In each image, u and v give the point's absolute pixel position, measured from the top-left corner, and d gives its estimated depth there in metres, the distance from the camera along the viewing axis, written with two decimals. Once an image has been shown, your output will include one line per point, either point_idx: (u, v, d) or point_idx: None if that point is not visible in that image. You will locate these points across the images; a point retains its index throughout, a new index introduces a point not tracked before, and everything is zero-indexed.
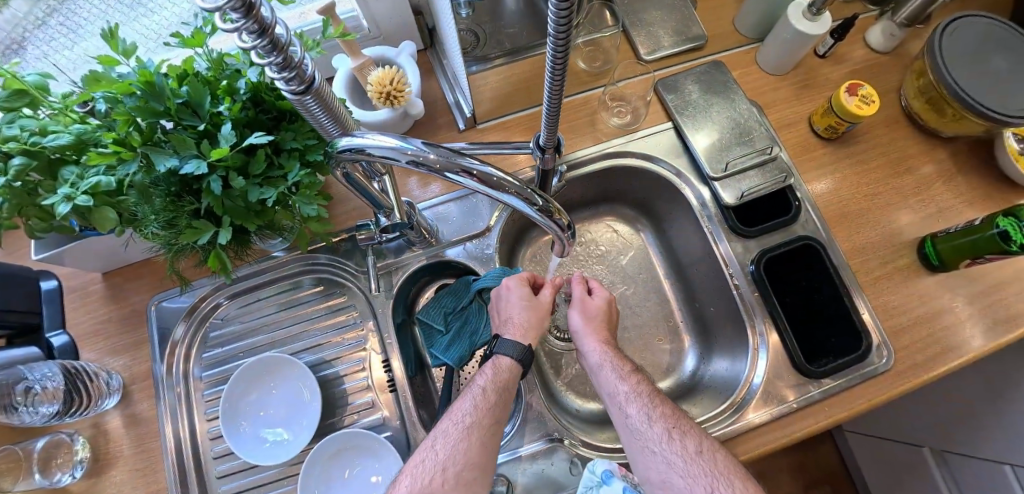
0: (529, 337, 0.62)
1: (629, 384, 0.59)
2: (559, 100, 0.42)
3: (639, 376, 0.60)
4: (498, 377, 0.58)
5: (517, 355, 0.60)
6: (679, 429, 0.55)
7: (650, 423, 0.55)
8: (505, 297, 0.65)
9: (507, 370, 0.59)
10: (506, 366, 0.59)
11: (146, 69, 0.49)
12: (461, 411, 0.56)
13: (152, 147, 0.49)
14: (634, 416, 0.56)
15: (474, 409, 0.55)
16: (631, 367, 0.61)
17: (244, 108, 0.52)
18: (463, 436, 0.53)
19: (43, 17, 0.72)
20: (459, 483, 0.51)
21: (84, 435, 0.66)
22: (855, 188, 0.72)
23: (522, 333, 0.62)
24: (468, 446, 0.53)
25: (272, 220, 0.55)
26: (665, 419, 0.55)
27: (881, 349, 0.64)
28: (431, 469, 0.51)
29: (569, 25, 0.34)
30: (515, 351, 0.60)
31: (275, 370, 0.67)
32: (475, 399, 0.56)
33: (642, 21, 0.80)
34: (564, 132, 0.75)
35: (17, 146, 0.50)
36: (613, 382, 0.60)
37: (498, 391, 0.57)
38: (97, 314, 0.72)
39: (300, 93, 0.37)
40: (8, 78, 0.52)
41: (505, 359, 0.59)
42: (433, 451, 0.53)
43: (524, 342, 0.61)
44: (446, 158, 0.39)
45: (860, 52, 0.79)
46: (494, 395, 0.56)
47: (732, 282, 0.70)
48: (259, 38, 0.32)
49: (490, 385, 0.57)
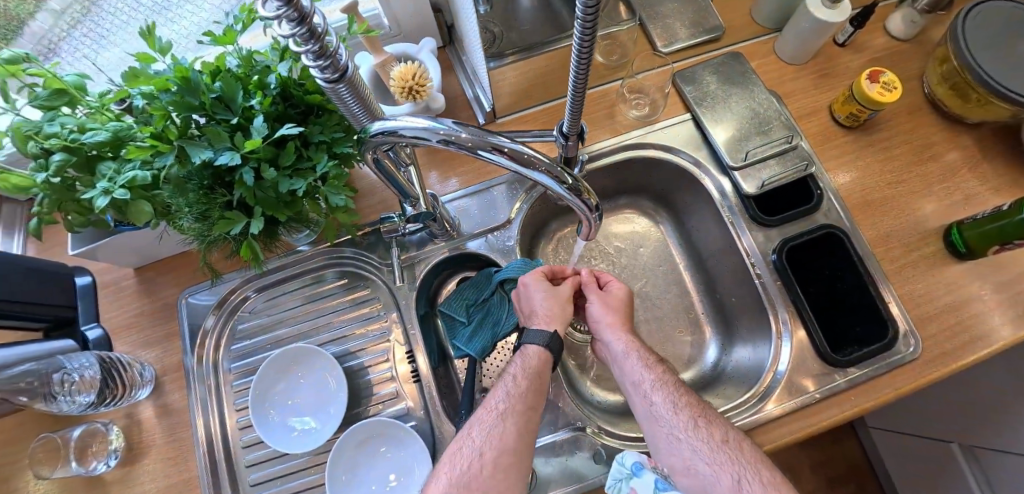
0: (555, 325, 0.63)
1: (655, 373, 0.59)
2: (583, 90, 0.43)
3: (663, 366, 0.61)
4: (528, 363, 0.59)
5: (544, 342, 0.61)
6: (704, 418, 0.55)
7: (676, 411, 0.56)
8: (524, 291, 0.65)
9: (536, 357, 0.60)
10: (534, 353, 0.60)
11: (182, 66, 0.51)
12: (496, 399, 0.56)
13: (187, 140, 0.51)
14: (659, 405, 0.57)
15: (507, 395, 0.56)
16: (657, 358, 0.61)
17: (273, 102, 0.53)
18: (499, 422, 0.54)
19: (70, 28, 0.74)
20: (498, 469, 0.51)
21: (118, 425, 0.68)
22: (878, 177, 0.72)
23: (547, 321, 0.63)
24: (504, 431, 0.53)
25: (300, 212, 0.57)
26: (691, 408, 0.56)
27: (907, 337, 0.63)
28: (469, 455, 0.51)
29: (596, 14, 0.35)
30: (542, 339, 0.61)
31: (302, 360, 0.69)
32: (508, 385, 0.57)
33: (659, 14, 0.81)
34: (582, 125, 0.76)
35: (57, 143, 0.53)
36: (637, 371, 0.60)
37: (530, 377, 0.58)
38: (130, 308, 0.74)
39: (335, 81, 0.39)
40: (48, 77, 0.55)
41: (533, 347, 0.61)
42: (470, 438, 0.53)
43: (550, 329, 0.62)
44: (477, 137, 0.39)
45: (880, 40, 0.79)
46: (525, 380, 0.57)
47: (754, 272, 0.70)
48: (298, 26, 0.33)
49: (521, 372, 0.58)
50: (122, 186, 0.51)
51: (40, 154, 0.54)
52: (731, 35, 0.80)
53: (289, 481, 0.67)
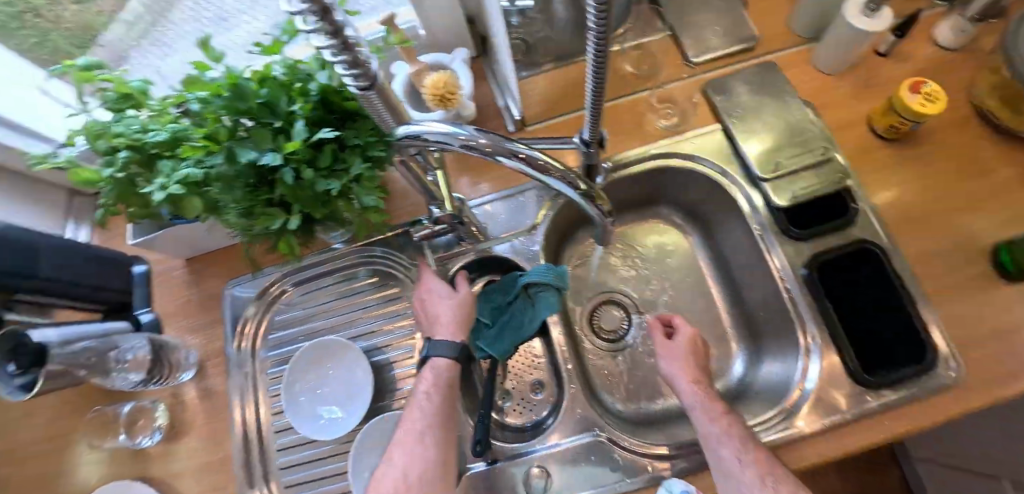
0: (459, 332, 0.64)
1: (721, 425, 0.55)
2: (601, 102, 0.45)
3: (732, 417, 0.56)
4: (438, 378, 0.61)
5: (453, 354, 0.62)
6: (772, 476, 0.50)
7: (743, 467, 0.51)
8: (430, 298, 0.67)
9: (445, 369, 0.62)
10: (444, 366, 0.62)
11: (233, 73, 0.55)
12: (412, 419, 0.58)
13: (235, 142, 0.55)
14: (727, 457, 0.52)
15: (422, 416, 0.58)
16: (723, 408, 0.56)
17: (314, 108, 0.57)
18: (419, 441, 0.56)
19: (151, 36, 0.82)
20: (425, 484, 0.54)
21: (165, 404, 0.74)
22: (920, 191, 0.69)
23: (452, 330, 0.64)
24: (425, 449, 0.55)
25: (335, 212, 0.60)
26: (759, 465, 0.51)
27: (948, 360, 0.60)
28: (394, 477, 0.53)
29: (607, 37, 0.37)
30: (449, 351, 0.62)
31: (333, 352, 0.72)
32: (422, 405, 0.58)
33: (690, 23, 0.80)
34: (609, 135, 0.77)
35: (123, 141, 0.59)
36: (703, 424, 0.56)
37: (441, 391, 0.60)
38: (179, 296, 0.80)
39: (365, 88, 0.41)
40: (117, 83, 0.61)
41: (442, 359, 0.62)
42: (392, 463, 0.55)
43: (456, 338, 0.63)
44: (497, 143, 0.40)
45: (927, 50, 0.75)
46: (439, 395, 0.59)
47: (783, 287, 0.68)
48: (332, 38, 0.36)
49: (433, 388, 0.60)
50: (176, 182, 0.56)
51: (108, 152, 0.60)
52: (765, 45, 0.79)
53: (316, 467, 0.70)
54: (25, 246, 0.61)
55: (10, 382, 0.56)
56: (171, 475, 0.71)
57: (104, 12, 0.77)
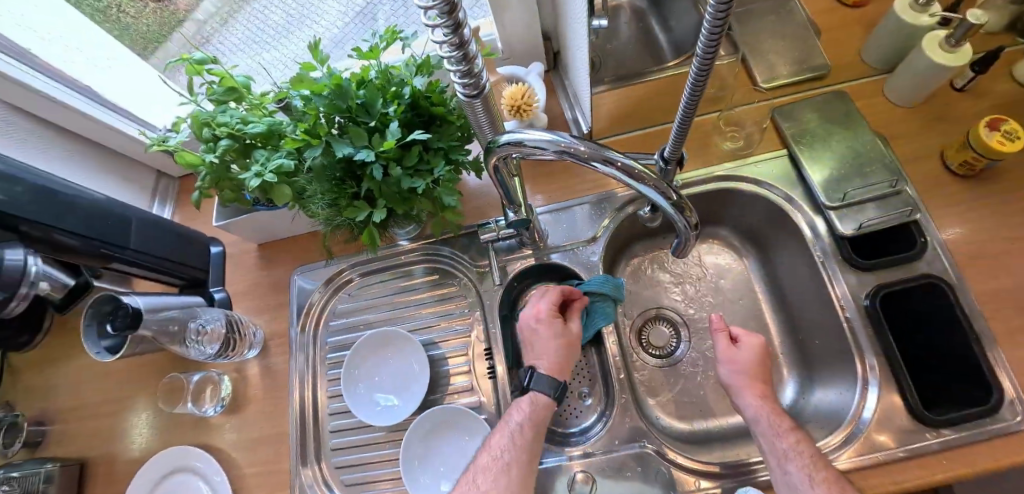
0: (560, 373, 0.65)
1: (788, 441, 0.56)
2: (691, 116, 0.48)
3: (800, 435, 0.56)
4: (534, 413, 0.61)
5: (553, 393, 0.63)
6: None
7: (812, 484, 0.51)
8: (537, 329, 0.68)
9: (544, 407, 0.62)
10: (542, 403, 0.62)
11: (336, 75, 0.60)
12: (499, 447, 0.58)
13: (332, 137, 0.59)
14: (794, 474, 0.53)
15: (511, 445, 0.58)
16: (790, 424, 0.58)
17: (405, 111, 0.61)
18: (503, 471, 0.56)
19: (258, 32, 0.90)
20: None
21: (229, 377, 0.79)
22: (993, 230, 0.68)
23: (554, 368, 0.65)
24: (508, 481, 0.55)
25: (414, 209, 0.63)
26: (828, 484, 0.51)
27: (1016, 404, 0.59)
28: None
29: (715, 50, 0.40)
30: (550, 389, 0.63)
31: (392, 342, 0.75)
32: (512, 435, 0.59)
33: (760, 49, 0.82)
34: None
35: (225, 131, 0.64)
36: (770, 439, 0.57)
37: (534, 428, 0.60)
38: (249, 277, 0.85)
39: (472, 97, 0.45)
40: (224, 77, 0.66)
41: (542, 396, 0.63)
42: (474, 484, 0.55)
43: (558, 379, 0.64)
44: (594, 150, 0.44)
45: (1007, 87, 0.75)
46: (531, 431, 0.60)
47: (843, 315, 0.68)
48: (456, 51, 0.40)
49: (527, 421, 0.60)
50: (270, 171, 0.60)
51: (210, 139, 0.65)
52: (836, 75, 0.79)
53: (365, 451, 0.73)
54: (119, 220, 0.67)
55: (98, 342, 0.65)
56: (230, 445, 0.75)
57: (180, 11, 0.84)
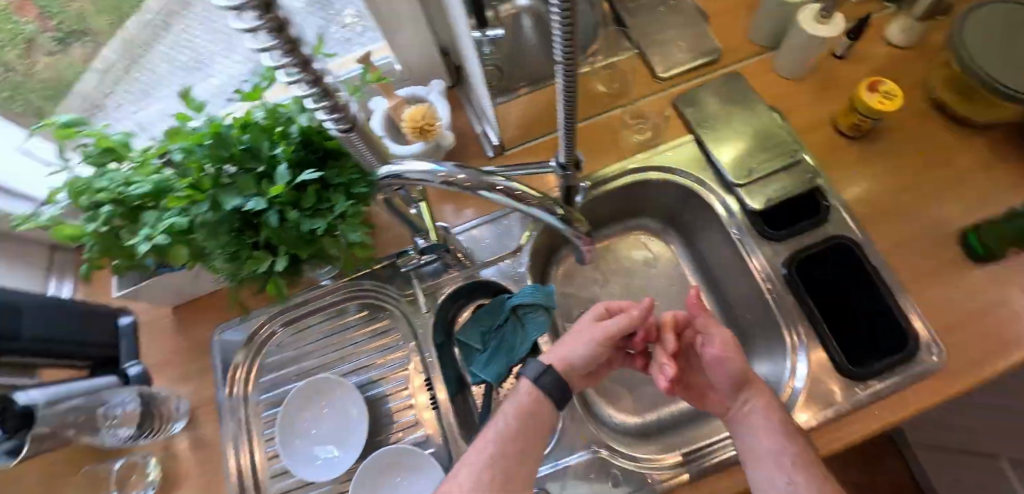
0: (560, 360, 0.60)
1: None
2: (575, 123, 0.47)
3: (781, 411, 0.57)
4: (520, 402, 0.57)
5: (542, 379, 0.59)
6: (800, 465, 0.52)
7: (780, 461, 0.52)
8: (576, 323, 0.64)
9: (529, 394, 0.58)
10: (530, 391, 0.58)
11: (217, 122, 0.57)
12: (486, 438, 0.55)
13: (219, 189, 0.55)
14: None
15: (495, 436, 0.54)
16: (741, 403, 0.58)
17: (296, 149, 0.58)
18: (484, 466, 0.52)
19: (132, 89, 0.85)
20: None
21: (155, 458, 0.73)
22: (889, 185, 0.71)
23: (554, 356, 0.61)
24: (489, 477, 0.51)
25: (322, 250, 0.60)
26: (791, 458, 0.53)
27: (931, 345, 0.61)
28: None
29: (574, 60, 0.38)
30: (535, 375, 0.59)
31: (325, 389, 0.71)
32: (498, 424, 0.55)
33: (655, 40, 0.84)
34: (585, 154, 0.79)
35: (107, 196, 0.59)
36: None
37: (520, 419, 0.56)
38: (167, 345, 0.79)
39: (346, 130, 0.42)
40: (100, 137, 0.62)
41: (527, 382, 0.59)
42: (454, 481, 0.52)
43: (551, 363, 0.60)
44: (475, 178, 0.43)
45: (881, 50, 0.80)
46: (516, 421, 0.55)
47: (765, 286, 0.70)
48: (315, 90, 0.37)
49: (512, 410, 0.56)
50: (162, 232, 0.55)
51: (91, 206, 0.60)
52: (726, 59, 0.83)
53: None
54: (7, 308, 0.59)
55: None
56: None
57: (78, 62, 0.78)
